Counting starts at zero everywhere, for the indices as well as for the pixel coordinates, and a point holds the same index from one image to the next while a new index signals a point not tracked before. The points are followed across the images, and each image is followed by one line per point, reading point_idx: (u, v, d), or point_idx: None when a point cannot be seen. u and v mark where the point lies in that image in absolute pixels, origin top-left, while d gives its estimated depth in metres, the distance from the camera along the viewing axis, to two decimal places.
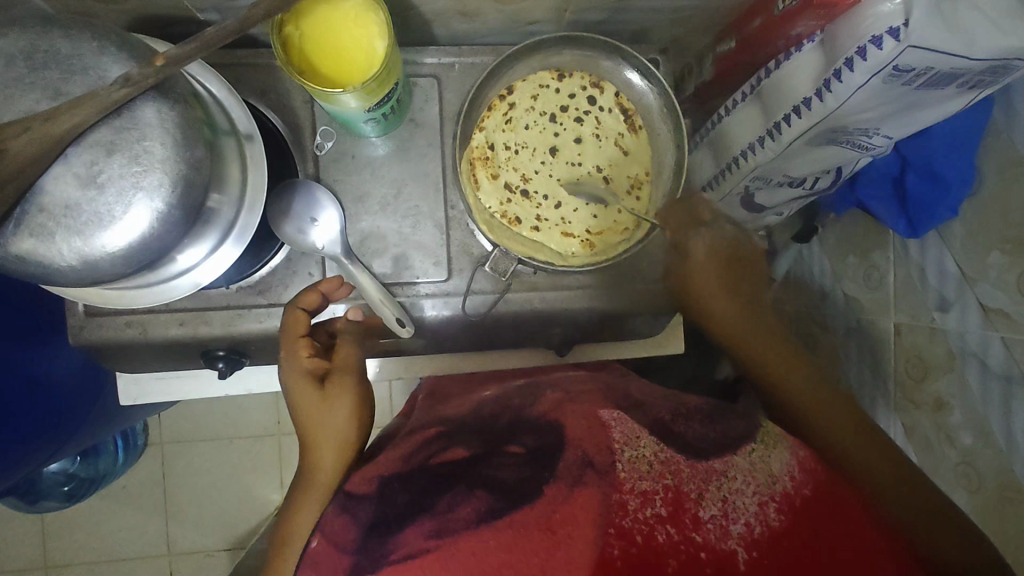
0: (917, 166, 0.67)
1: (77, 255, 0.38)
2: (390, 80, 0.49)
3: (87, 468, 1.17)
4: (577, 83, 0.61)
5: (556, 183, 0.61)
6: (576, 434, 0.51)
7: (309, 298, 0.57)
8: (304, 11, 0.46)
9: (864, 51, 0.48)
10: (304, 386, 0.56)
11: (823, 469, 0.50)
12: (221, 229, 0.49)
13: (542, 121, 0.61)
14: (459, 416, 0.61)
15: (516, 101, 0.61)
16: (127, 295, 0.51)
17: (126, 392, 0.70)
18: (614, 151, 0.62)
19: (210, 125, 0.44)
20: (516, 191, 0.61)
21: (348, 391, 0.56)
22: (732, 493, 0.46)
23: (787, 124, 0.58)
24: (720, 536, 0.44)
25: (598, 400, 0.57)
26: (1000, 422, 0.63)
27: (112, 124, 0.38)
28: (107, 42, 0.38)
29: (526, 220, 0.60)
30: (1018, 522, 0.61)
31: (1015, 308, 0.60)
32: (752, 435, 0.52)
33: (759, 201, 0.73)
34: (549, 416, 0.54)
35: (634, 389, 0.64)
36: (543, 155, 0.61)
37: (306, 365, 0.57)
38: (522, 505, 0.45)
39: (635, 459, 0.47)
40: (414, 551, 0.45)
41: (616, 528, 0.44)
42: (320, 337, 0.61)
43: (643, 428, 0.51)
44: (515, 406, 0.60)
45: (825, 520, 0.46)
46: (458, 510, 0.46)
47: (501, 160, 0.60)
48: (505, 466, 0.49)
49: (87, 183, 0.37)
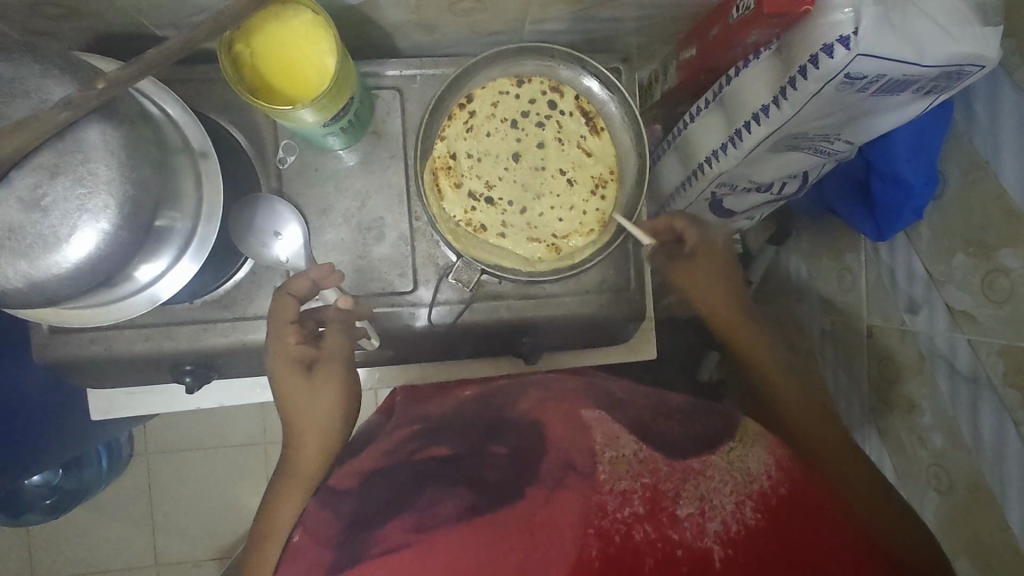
0: (881, 170, 0.66)
1: (24, 277, 0.38)
2: (345, 95, 0.50)
3: (71, 479, 1.15)
4: (537, 89, 0.60)
5: (521, 189, 0.60)
6: (559, 434, 0.51)
7: (298, 285, 0.56)
8: (253, 28, 0.46)
9: (816, 59, 0.48)
10: (289, 372, 0.57)
11: (798, 467, 0.50)
12: (178, 244, 0.49)
13: (503, 128, 0.60)
14: (439, 415, 0.61)
15: (476, 109, 0.60)
16: (89, 313, 0.51)
17: (96, 408, 0.71)
18: (578, 153, 0.61)
19: (159, 145, 0.44)
20: (480, 199, 0.59)
21: (336, 380, 0.58)
22: (709, 492, 0.46)
23: (747, 131, 0.58)
24: (696, 534, 0.44)
25: (577, 400, 0.58)
26: (969, 423, 0.63)
27: (55, 148, 0.38)
28: (50, 65, 0.38)
29: (491, 227, 0.59)
30: (987, 521, 0.62)
31: (979, 309, 0.60)
32: (731, 434, 0.52)
33: (726, 206, 0.72)
34: (534, 413, 0.56)
35: (614, 386, 0.65)
36: (506, 161, 0.60)
37: (293, 352, 0.57)
38: (505, 504, 0.45)
39: (615, 459, 0.48)
40: (394, 545, 0.43)
41: (595, 529, 0.43)
42: (308, 326, 0.59)
43: (620, 428, 0.52)
44: (496, 405, 0.60)
45: (800, 520, 0.46)
46: (439, 506, 0.45)
47: (464, 169, 0.59)
48: (491, 465, 0.49)
49: (30, 206, 0.37)
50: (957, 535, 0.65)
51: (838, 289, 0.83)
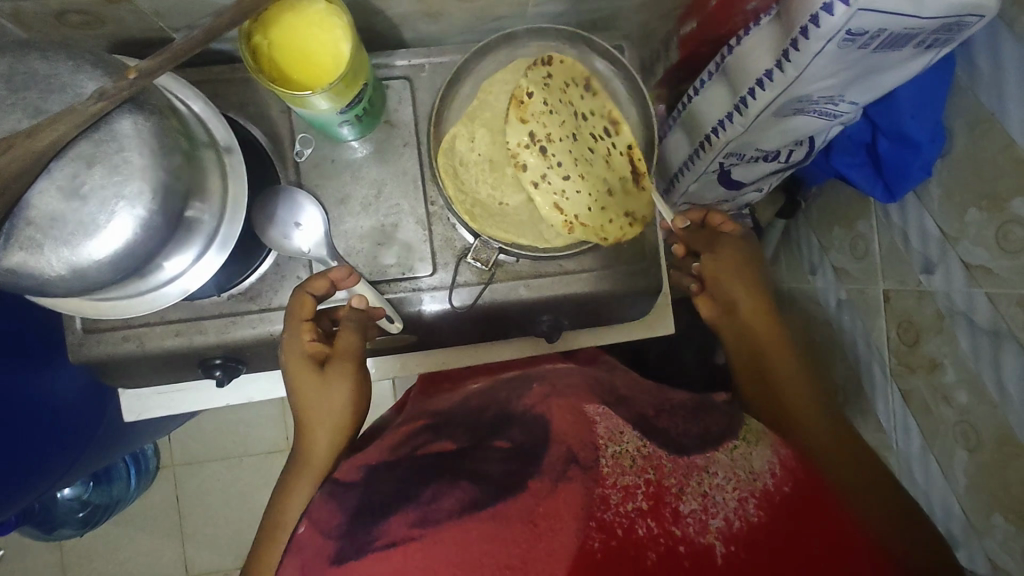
0: (888, 131, 0.68)
1: (66, 265, 0.40)
2: (359, 81, 0.51)
3: (100, 495, 1.21)
4: (601, 106, 0.61)
5: (569, 160, 0.55)
6: (563, 429, 0.49)
7: (317, 283, 0.57)
8: (269, 20, 0.48)
9: (816, 19, 0.49)
10: (303, 369, 0.58)
11: (802, 466, 0.49)
12: (203, 237, 0.50)
13: (569, 108, 0.57)
14: (447, 408, 0.61)
15: (554, 76, 0.57)
16: (118, 305, 0.53)
17: (130, 409, 0.72)
18: (616, 179, 0.59)
19: (186, 136, 0.46)
20: (536, 143, 0.53)
21: (348, 378, 0.58)
22: (712, 488, 0.45)
23: (752, 98, 0.59)
24: (699, 529, 0.43)
25: (583, 394, 0.55)
26: (992, 377, 0.61)
27: (91, 138, 0.39)
28: (81, 61, 0.40)
29: (530, 172, 0.54)
30: (1018, 474, 0.60)
31: (996, 262, 0.59)
32: (734, 432, 0.51)
33: (736, 176, 0.75)
34: (538, 408, 0.53)
35: (621, 383, 0.62)
36: (570, 133, 0.56)
37: (308, 349, 0.59)
38: (507, 498, 0.44)
39: (618, 454, 0.46)
40: (397, 538, 0.44)
41: (598, 522, 0.42)
42: (323, 324, 0.62)
43: (626, 423, 0.50)
44: (501, 399, 0.59)
45: (806, 517, 0.45)
46: (441, 501, 0.45)
47: (535, 111, 0.54)
48: (492, 459, 0.48)
49: (70, 195, 0.39)
50: (992, 492, 0.64)
51: (851, 257, 0.84)
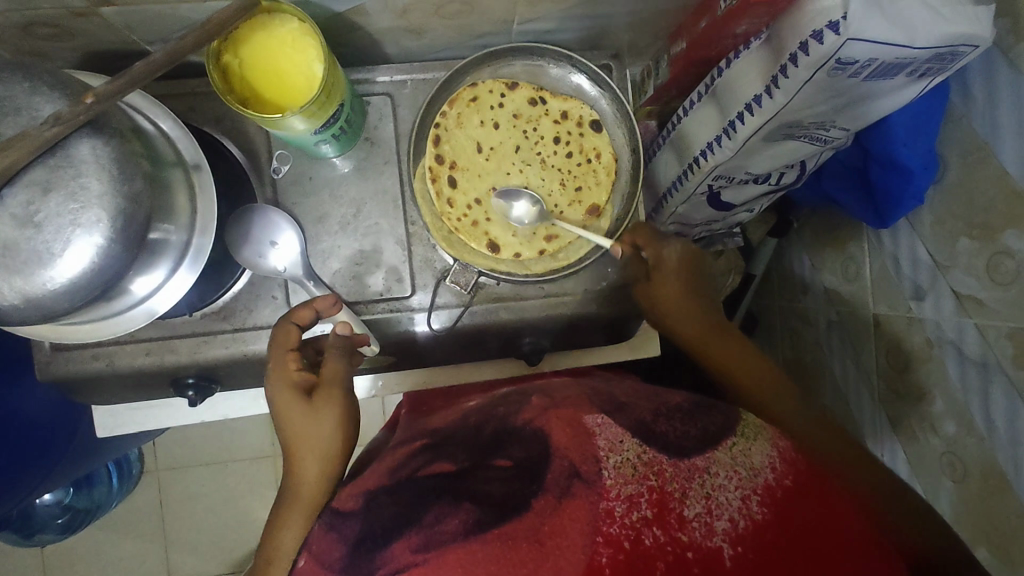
0: (879, 155, 0.65)
1: (20, 293, 0.39)
2: (335, 100, 0.50)
3: (83, 499, 1.19)
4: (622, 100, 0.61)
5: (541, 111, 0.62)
6: (562, 443, 0.46)
7: (302, 313, 0.56)
8: (241, 39, 0.47)
9: (806, 46, 0.48)
10: (287, 397, 0.53)
11: (802, 457, 0.48)
12: (173, 256, 0.49)
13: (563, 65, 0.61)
14: (443, 426, 0.58)
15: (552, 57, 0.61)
16: (82, 330, 0.52)
17: (103, 424, 0.71)
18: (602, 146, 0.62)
19: (150, 158, 0.44)
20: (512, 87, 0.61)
21: (337, 404, 0.54)
22: (715, 490, 0.43)
23: (741, 122, 0.58)
24: (705, 533, 0.42)
25: (580, 403, 0.52)
26: (980, 408, 0.60)
27: (47, 164, 0.38)
28: (38, 82, 0.39)
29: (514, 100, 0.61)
30: (1006, 509, 0.59)
31: (987, 293, 0.58)
32: (732, 428, 0.49)
33: (725, 198, 0.72)
34: (537, 421, 0.50)
35: (619, 391, 0.59)
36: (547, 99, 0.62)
37: (293, 377, 0.54)
38: (510, 518, 0.43)
39: (620, 464, 0.44)
40: (402, 566, 0.43)
41: (604, 536, 0.42)
42: (308, 353, 0.59)
43: (625, 431, 0.47)
44: (499, 415, 0.54)
45: (808, 506, 0.44)
46: (443, 523, 0.43)
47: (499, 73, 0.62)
48: (492, 481, 0.46)
49: (24, 223, 0.37)
50: (979, 525, 0.63)
51: (841, 278, 0.83)
